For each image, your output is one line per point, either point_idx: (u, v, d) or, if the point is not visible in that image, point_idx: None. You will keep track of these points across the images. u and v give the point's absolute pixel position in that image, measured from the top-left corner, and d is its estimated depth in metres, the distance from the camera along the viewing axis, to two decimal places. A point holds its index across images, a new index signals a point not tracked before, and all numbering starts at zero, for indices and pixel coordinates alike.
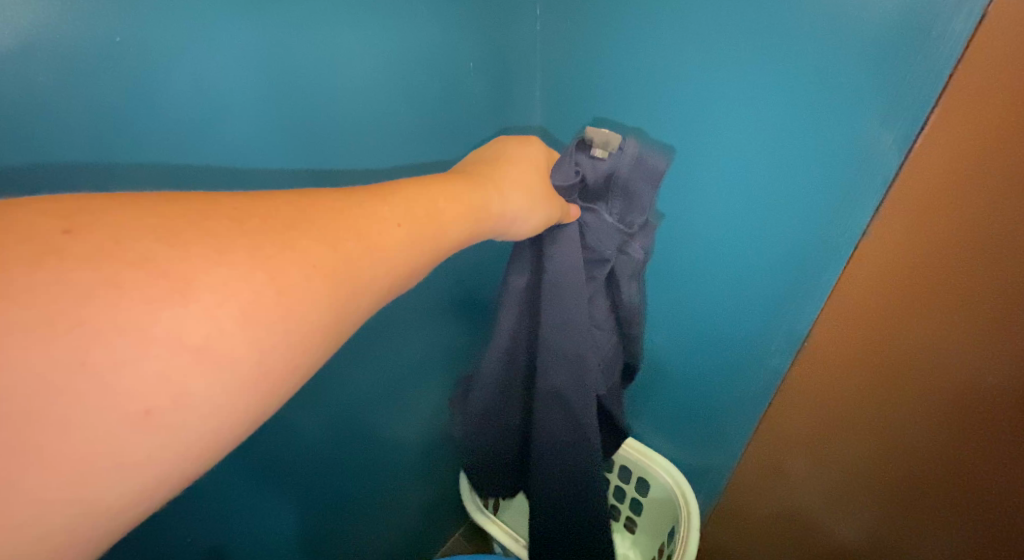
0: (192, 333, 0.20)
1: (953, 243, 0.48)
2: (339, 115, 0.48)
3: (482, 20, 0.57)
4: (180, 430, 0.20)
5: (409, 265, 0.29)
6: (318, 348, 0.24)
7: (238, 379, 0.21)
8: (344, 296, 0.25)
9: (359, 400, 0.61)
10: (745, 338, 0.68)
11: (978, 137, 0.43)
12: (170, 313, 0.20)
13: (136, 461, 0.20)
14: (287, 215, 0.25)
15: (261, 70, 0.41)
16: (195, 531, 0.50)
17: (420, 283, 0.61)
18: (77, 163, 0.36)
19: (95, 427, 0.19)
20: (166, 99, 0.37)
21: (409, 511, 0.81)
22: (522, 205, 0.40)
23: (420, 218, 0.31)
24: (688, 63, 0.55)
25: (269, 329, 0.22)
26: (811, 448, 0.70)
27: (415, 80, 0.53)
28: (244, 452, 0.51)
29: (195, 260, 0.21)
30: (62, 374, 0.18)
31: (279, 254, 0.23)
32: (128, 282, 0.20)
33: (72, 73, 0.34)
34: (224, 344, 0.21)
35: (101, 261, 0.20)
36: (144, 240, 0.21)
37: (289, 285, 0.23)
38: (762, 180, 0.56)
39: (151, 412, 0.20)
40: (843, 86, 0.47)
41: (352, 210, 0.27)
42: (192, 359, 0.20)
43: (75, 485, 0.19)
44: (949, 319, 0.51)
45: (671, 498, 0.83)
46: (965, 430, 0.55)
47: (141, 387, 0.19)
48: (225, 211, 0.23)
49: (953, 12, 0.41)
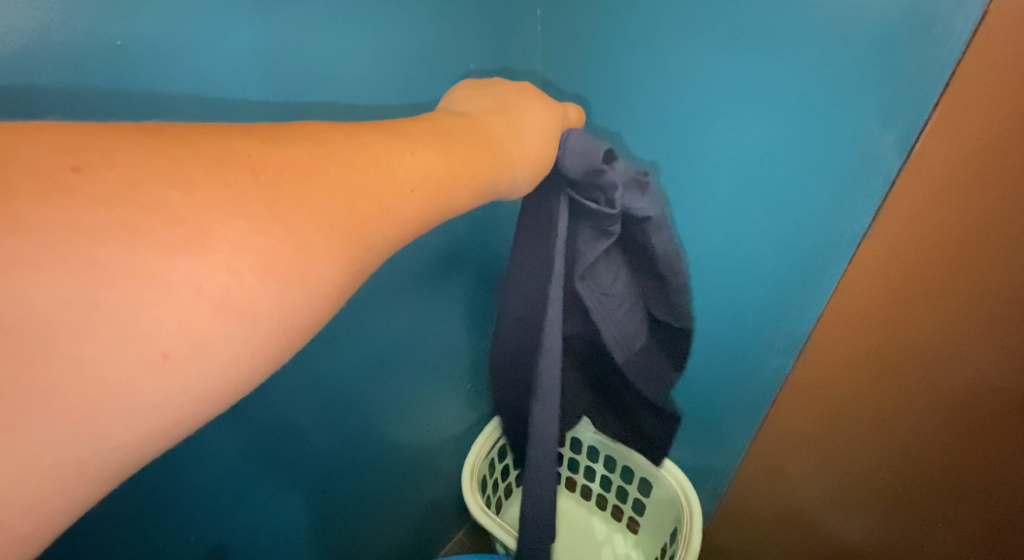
0: (211, 283, 0.19)
1: (960, 243, 0.47)
2: (343, 93, 0.47)
3: (483, 18, 0.58)
4: (195, 377, 0.19)
5: (421, 218, 0.28)
6: (333, 307, 0.23)
7: (254, 335, 0.20)
8: (360, 254, 0.24)
9: (353, 385, 0.59)
10: (755, 336, 0.67)
11: (988, 131, 0.42)
12: (190, 262, 0.19)
13: (155, 404, 0.19)
14: (297, 153, 0.24)
15: (261, 70, 0.41)
16: (199, 531, 0.50)
17: (421, 248, 0.60)
18: (85, 95, 0.34)
19: (115, 367, 0.18)
20: (164, 67, 0.36)
21: (410, 509, 0.82)
22: (528, 165, 0.38)
23: (438, 171, 0.29)
24: (693, 53, 0.54)
25: (286, 287, 0.21)
26: (813, 451, 0.70)
27: (411, 73, 0.52)
28: (250, 446, 0.51)
29: (192, 176, 0.20)
30: (74, 313, 0.17)
31: (293, 216, 0.22)
32: (144, 228, 0.19)
33: (69, 56, 0.32)
34: (245, 296, 0.20)
35: (114, 205, 0.18)
36: (157, 185, 0.19)
37: (307, 248, 0.22)
38: (764, 176, 0.56)
39: (170, 356, 0.19)
40: (842, 82, 0.47)
41: (374, 156, 0.26)
42: (213, 309, 0.19)
43: (89, 436, 0.18)
44: (953, 316, 0.50)
45: (673, 499, 0.83)
46: (974, 431, 0.54)
47: (160, 330, 0.18)
48: (228, 136, 0.23)
49: (953, 11, 0.41)
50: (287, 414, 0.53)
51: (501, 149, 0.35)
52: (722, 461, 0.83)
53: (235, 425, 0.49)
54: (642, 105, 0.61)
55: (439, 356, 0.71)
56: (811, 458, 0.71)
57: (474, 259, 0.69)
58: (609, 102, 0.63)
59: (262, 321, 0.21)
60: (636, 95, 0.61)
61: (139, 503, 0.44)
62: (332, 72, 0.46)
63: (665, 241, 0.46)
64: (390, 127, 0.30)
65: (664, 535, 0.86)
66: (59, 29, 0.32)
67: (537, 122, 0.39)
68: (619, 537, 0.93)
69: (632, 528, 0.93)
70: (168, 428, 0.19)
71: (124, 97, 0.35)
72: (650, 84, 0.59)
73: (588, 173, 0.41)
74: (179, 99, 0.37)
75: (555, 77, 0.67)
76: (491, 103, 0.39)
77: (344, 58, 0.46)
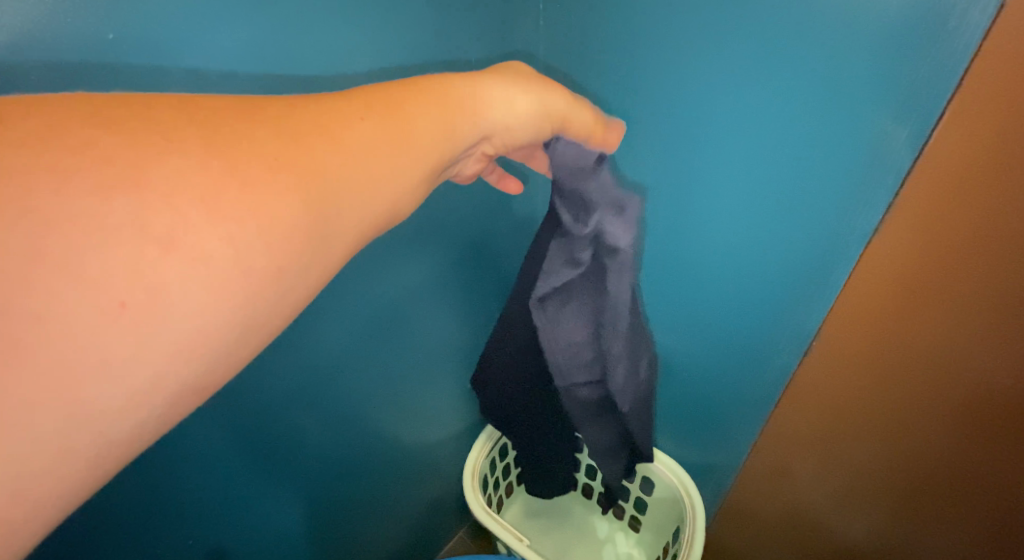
0: (154, 222, 0.21)
1: (970, 240, 0.46)
2: (337, 57, 0.45)
3: (481, 9, 0.57)
4: (152, 326, 0.21)
5: (385, 185, 0.30)
6: (295, 268, 0.25)
7: (215, 277, 0.23)
8: (321, 220, 0.26)
9: (348, 382, 0.59)
10: (760, 336, 0.66)
11: (995, 127, 0.41)
12: (126, 202, 0.21)
13: (119, 354, 0.21)
14: (255, 123, 0.26)
15: (251, 33, 0.39)
16: (196, 532, 0.51)
17: (411, 237, 0.57)
18: (75, 63, 0.33)
19: (74, 317, 0.20)
20: (154, 33, 0.35)
21: (413, 506, 0.82)
22: (506, 107, 0.39)
23: (395, 138, 0.30)
24: (701, 47, 0.53)
25: (243, 244, 0.23)
26: (817, 451, 0.69)
27: (405, 54, 0.51)
28: (247, 445, 0.51)
29: (132, 121, 0.23)
30: (25, 265, 0.20)
31: (250, 171, 0.24)
32: (77, 170, 0.21)
33: (54, 29, 0.32)
34: (193, 234, 0.22)
35: (41, 145, 0.21)
36: (87, 126, 0.22)
37: (280, 209, 0.24)
38: (776, 171, 0.54)
39: (126, 304, 0.21)
40: (850, 78, 0.46)
41: (330, 121, 0.28)
42: (159, 251, 0.21)
43: (57, 382, 0.20)
44: (962, 317, 0.49)
45: (676, 497, 0.83)
46: (981, 434, 0.53)
47: (109, 279, 0.21)
48: (191, 137, 0.23)
49: (970, 4, 0.39)
50: (281, 412, 0.53)
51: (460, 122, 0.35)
52: (722, 460, 0.82)
53: (227, 424, 0.48)
54: (646, 101, 0.60)
55: (437, 349, 0.70)
56: (814, 458, 0.70)
57: (475, 255, 0.68)
58: (612, 97, 0.62)
59: (213, 268, 0.22)
60: (640, 91, 0.59)
61: (133, 506, 0.44)
62: (327, 44, 0.44)
63: (621, 285, 0.54)
64: (371, 108, 0.30)
65: (669, 534, 0.85)
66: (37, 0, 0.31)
67: (536, 112, 0.40)
68: (620, 534, 0.92)
69: (636, 527, 0.92)
70: (140, 375, 0.21)
71: (117, 68, 0.34)
72: (652, 82, 0.58)
73: (581, 169, 0.48)
74: (172, 68, 0.37)
75: (557, 60, 0.64)
76: None
77: (336, 57, 0.45)
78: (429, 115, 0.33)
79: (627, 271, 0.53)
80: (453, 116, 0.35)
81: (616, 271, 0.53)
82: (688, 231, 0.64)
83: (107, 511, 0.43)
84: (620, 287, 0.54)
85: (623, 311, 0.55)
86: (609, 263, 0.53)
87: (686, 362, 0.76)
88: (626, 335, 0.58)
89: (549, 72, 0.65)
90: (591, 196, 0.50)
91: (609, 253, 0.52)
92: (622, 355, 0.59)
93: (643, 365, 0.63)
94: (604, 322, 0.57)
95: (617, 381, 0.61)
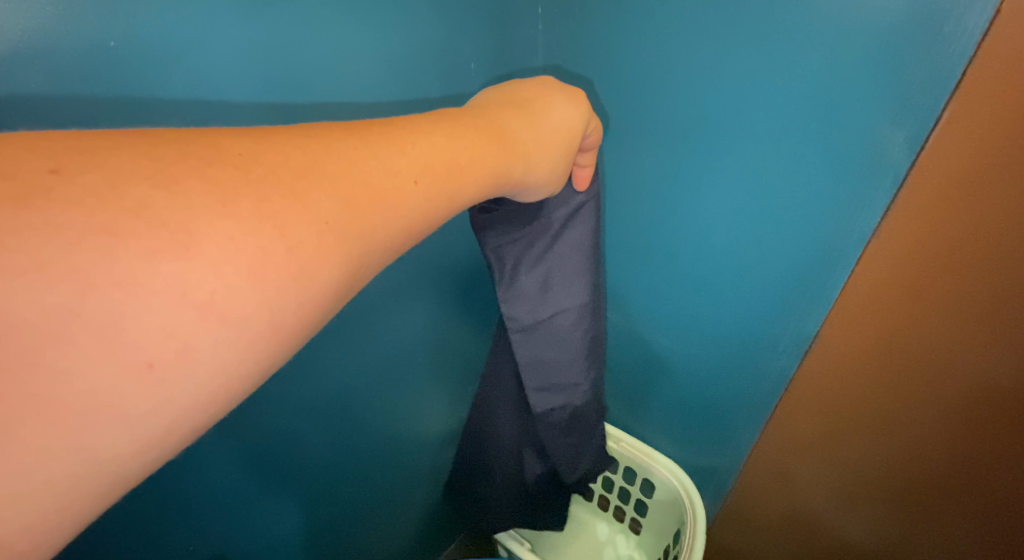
0: (197, 287, 0.19)
1: (967, 240, 0.46)
2: (338, 93, 0.46)
3: (486, 19, 0.57)
4: (177, 388, 0.19)
5: (430, 206, 0.28)
6: (335, 297, 0.23)
7: (244, 335, 0.20)
8: (354, 249, 0.23)
9: (352, 390, 0.59)
10: (759, 339, 0.66)
11: (994, 129, 0.42)
12: (172, 265, 0.19)
13: (141, 414, 0.19)
14: (292, 142, 0.24)
15: (256, 62, 0.40)
16: (198, 539, 0.50)
17: (411, 250, 0.58)
18: (82, 98, 0.33)
19: (98, 380, 0.18)
20: (163, 64, 0.35)
21: (414, 511, 0.82)
22: (544, 160, 0.37)
23: (438, 167, 0.28)
24: (702, 51, 0.53)
25: (274, 283, 0.21)
26: (817, 450, 0.69)
27: (408, 73, 0.51)
28: (252, 453, 0.51)
29: (156, 140, 0.21)
30: (56, 324, 0.17)
31: (287, 209, 0.22)
32: (101, 193, 0.19)
33: (64, 69, 0.32)
34: (233, 301, 0.20)
35: (56, 159, 0.19)
36: (108, 143, 0.20)
37: (300, 242, 0.21)
38: (775, 175, 0.55)
39: (154, 366, 0.19)
40: (847, 81, 0.47)
41: (371, 137, 0.27)
42: (197, 315, 0.19)
43: (77, 445, 0.18)
44: (961, 317, 0.49)
45: (676, 499, 0.83)
46: (979, 431, 0.53)
47: (143, 339, 0.18)
48: (219, 151, 0.22)
49: (966, 8, 0.40)
50: (286, 420, 0.53)
51: (511, 134, 0.34)
52: (722, 462, 0.82)
53: (233, 433, 0.48)
54: (647, 107, 0.60)
55: (437, 356, 0.70)
56: (814, 459, 0.70)
57: (472, 260, 0.69)
58: (614, 102, 0.62)
59: (248, 327, 0.20)
60: (641, 94, 0.60)
61: (139, 517, 0.44)
62: (330, 67, 0.44)
63: (576, 279, 0.51)
64: (406, 123, 0.29)
65: (668, 537, 0.85)
66: (49, 33, 0.31)
67: (546, 183, 0.39)
68: (620, 537, 0.93)
69: (636, 529, 0.92)
70: (158, 433, 0.19)
71: (124, 103, 0.35)
72: (655, 87, 0.58)
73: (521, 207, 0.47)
74: (177, 101, 0.37)
75: (558, 67, 0.65)
76: (519, 94, 0.39)
77: (339, 64, 0.45)
78: (464, 129, 0.32)
79: (579, 281, 0.51)
80: (487, 126, 0.33)
81: (574, 266, 0.51)
82: (689, 235, 0.64)
83: (117, 522, 0.42)
84: (571, 295, 0.52)
85: (570, 321, 0.53)
86: (561, 271, 0.51)
87: (684, 364, 0.76)
88: (566, 346, 0.54)
89: (553, 75, 0.65)
90: (555, 210, 0.48)
91: (566, 247, 0.50)
92: (573, 355, 0.55)
93: (581, 386, 0.58)
94: (542, 327, 0.53)
95: (545, 386, 0.57)
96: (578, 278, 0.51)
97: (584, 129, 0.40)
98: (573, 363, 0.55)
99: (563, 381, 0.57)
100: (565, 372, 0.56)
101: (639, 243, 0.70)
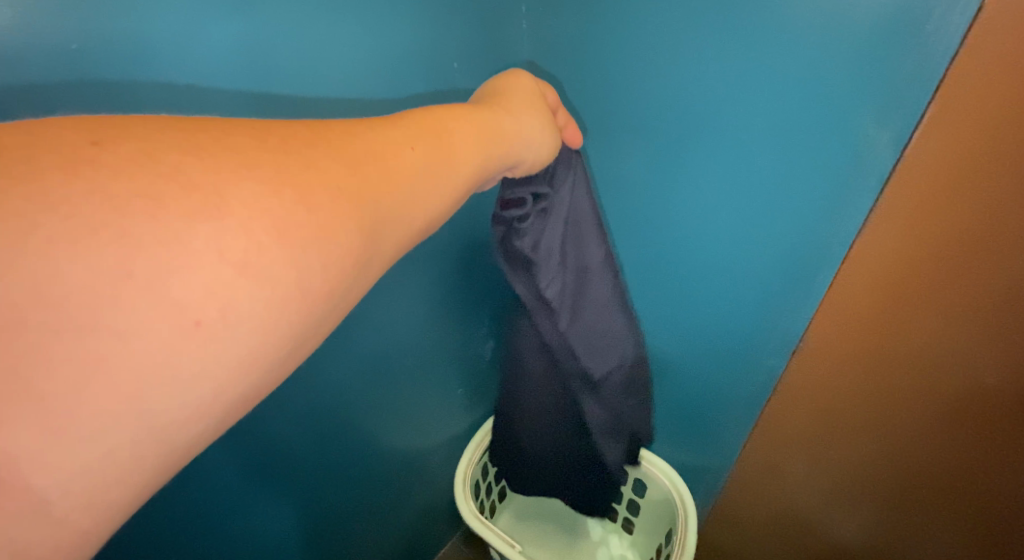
0: (232, 248, 0.19)
1: (954, 240, 0.47)
2: (327, 87, 0.46)
3: (470, 20, 0.57)
4: (222, 348, 0.19)
5: (435, 187, 0.28)
6: (355, 273, 0.23)
7: (281, 298, 0.20)
8: (372, 224, 0.24)
9: (345, 396, 0.59)
10: (748, 338, 0.67)
11: (982, 123, 0.42)
12: (209, 226, 0.19)
13: (190, 373, 0.18)
14: (297, 124, 0.24)
15: (246, 54, 0.40)
16: (196, 542, 0.50)
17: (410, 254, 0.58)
18: (69, 86, 0.33)
19: (151, 332, 0.18)
20: (150, 52, 0.35)
21: (409, 513, 0.82)
22: (534, 129, 0.38)
23: (432, 135, 0.28)
24: (688, 50, 0.54)
25: (303, 249, 0.21)
26: (807, 449, 0.70)
27: (397, 69, 0.51)
28: (249, 454, 0.51)
29: (168, 119, 0.21)
30: (108, 282, 0.17)
31: (306, 172, 0.22)
32: (123, 166, 0.19)
33: (51, 57, 0.31)
34: (266, 260, 0.20)
35: (71, 136, 0.19)
36: (122, 121, 0.20)
37: (318, 205, 0.22)
38: (762, 177, 0.55)
39: (202, 323, 0.18)
40: (832, 80, 0.48)
41: (370, 121, 0.27)
42: (236, 272, 0.19)
43: (128, 402, 0.17)
44: (951, 318, 0.50)
45: (669, 498, 0.83)
46: (969, 427, 0.54)
47: (190, 297, 0.18)
48: (232, 131, 0.22)
49: (947, 8, 0.41)
50: (282, 419, 0.53)
51: (498, 113, 0.35)
52: (712, 462, 0.83)
53: (229, 434, 0.48)
54: (633, 107, 0.60)
55: (432, 359, 0.70)
56: (804, 459, 0.71)
57: (467, 262, 0.69)
58: (599, 103, 0.63)
59: (284, 285, 0.20)
60: (626, 95, 0.60)
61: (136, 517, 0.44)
62: (321, 60, 0.45)
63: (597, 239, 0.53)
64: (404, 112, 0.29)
65: (661, 536, 0.86)
66: (37, 22, 0.30)
67: (550, 127, 0.40)
68: (614, 537, 0.93)
69: (628, 528, 0.93)
70: (207, 397, 0.19)
71: (114, 92, 0.34)
72: (640, 87, 0.59)
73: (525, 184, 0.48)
74: (163, 88, 0.36)
75: (543, 63, 0.65)
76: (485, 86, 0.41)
77: (330, 57, 0.45)
78: (459, 116, 0.32)
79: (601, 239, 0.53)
80: (478, 113, 0.34)
81: (591, 226, 0.53)
82: (678, 236, 0.65)
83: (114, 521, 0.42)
84: (597, 252, 0.54)
85: (603, 276, 0.55)
86: (578, 234, 0.53)
87: (671, 362, 0.77)
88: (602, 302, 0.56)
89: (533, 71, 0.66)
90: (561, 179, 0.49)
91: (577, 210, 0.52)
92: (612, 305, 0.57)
93: (625, 334, 0.59)
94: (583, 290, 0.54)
95: (591, 350, 0.58)
96: (595, 236, 0.53)
97: (538, 92, 0.43)
98: (615, 316, 0.58)
99: (606, 337, 0.58)
100: (608, 325, 0.58)
101: (626, 244, 0.70)
